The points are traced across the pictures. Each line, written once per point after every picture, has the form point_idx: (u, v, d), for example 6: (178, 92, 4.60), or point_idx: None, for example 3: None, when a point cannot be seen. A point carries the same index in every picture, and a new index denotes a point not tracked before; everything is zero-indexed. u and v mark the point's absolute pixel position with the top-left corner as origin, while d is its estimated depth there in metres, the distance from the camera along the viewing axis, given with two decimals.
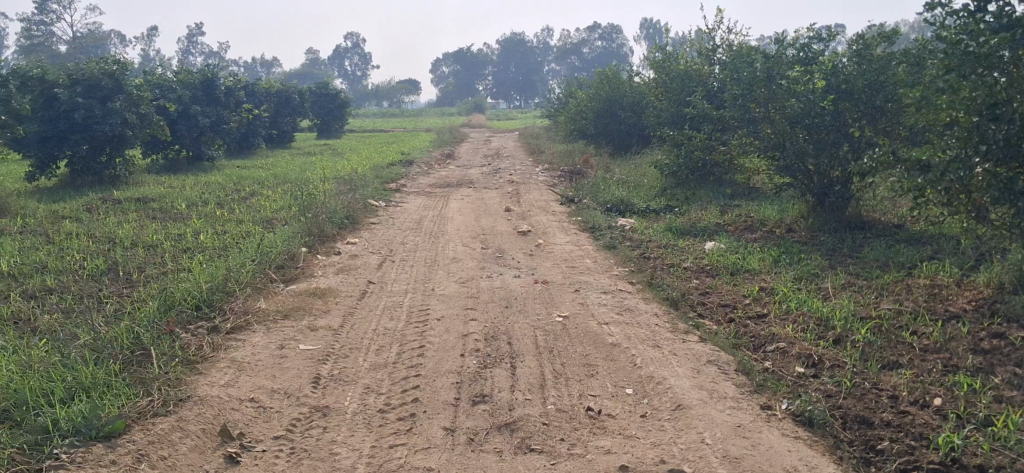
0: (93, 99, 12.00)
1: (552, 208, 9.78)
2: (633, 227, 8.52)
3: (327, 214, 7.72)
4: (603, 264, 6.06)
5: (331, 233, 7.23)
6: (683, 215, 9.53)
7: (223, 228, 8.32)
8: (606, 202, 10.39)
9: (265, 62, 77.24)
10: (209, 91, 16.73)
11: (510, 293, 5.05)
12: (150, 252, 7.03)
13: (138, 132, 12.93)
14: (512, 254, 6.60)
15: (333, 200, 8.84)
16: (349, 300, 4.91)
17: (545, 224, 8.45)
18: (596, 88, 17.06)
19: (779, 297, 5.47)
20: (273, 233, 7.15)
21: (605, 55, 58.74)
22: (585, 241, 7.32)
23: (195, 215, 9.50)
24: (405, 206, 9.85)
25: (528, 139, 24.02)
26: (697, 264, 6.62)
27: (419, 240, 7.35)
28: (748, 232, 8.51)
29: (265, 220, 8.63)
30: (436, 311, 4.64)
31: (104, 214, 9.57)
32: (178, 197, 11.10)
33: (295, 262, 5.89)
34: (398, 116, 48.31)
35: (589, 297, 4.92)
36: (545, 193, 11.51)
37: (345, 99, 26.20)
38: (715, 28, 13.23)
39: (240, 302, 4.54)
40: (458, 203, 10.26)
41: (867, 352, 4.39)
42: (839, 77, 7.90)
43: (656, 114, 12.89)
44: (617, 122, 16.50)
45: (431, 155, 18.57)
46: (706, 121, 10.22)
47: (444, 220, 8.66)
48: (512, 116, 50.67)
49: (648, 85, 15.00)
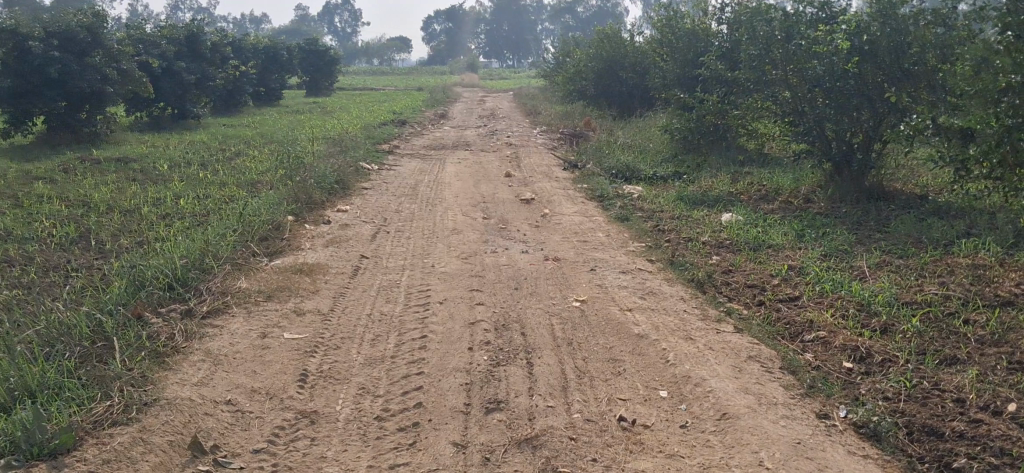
0: (70, 54, 11.42)
1: (555, 173, 9.30)
2: (642, 195, 8.06)
3: (317, 179, 7.24)
4: (617, 239, 5.59)
5: (321, 199, 6.75)
6: (692, 183, 9.07)
7: (207, 192, 7.82)
8: (610, 168, 9.92)
9: (254, 18, 76.10)
10: (194, 46, 16.10)
11: (518, 272, 4.58)
12: (126, 218, 6.53)
13: (120, 90, 12.36)
14: (516, 225, 6.13)
15: (323, 163, 8.35)
16: (340, 279, 4.44)
17: (548, 191, 7.98)
18: (595, 48, 16.52)
19: (812, 278, 5.01)
20: (259, 199, 6.66)
21: (600, 15, 57.87)
22: (593, 211, 6.85)
23: (178, 177, 8.98)
24: (400, 170, 9.36)
25: (523, 99, 23.43)
26: (714, 239, 6.16)
27: (416, 208, 6.86)
28: (763, 202, 8.05)
29: (250, 183, 8.12)
30: (437, 293, 4.16)
31: (80, 175, 9.05)
32: (160, 158, 10.57)
33: (280, 233, 5.41)
34: (390, 75, 47.57)
35: (607, 278, 4.46)
36: (545, 157, 11.02)
37: (335, 55, 25.53)
38: None
39: (219, 282, 4.05)
40: (456, 166, 9.77)
41: (920, 344, 3.94)
42: (864, 37, 7.41)
43: (661, 75, 12.38)
44: (618, 84, 15.98)
45: (424, 115, 18.02)
46: (716, 84, 9.73)
47: (441, 185, 8.19)
48: (505, 75, 49.90)
49: (651, 45, 14.46)
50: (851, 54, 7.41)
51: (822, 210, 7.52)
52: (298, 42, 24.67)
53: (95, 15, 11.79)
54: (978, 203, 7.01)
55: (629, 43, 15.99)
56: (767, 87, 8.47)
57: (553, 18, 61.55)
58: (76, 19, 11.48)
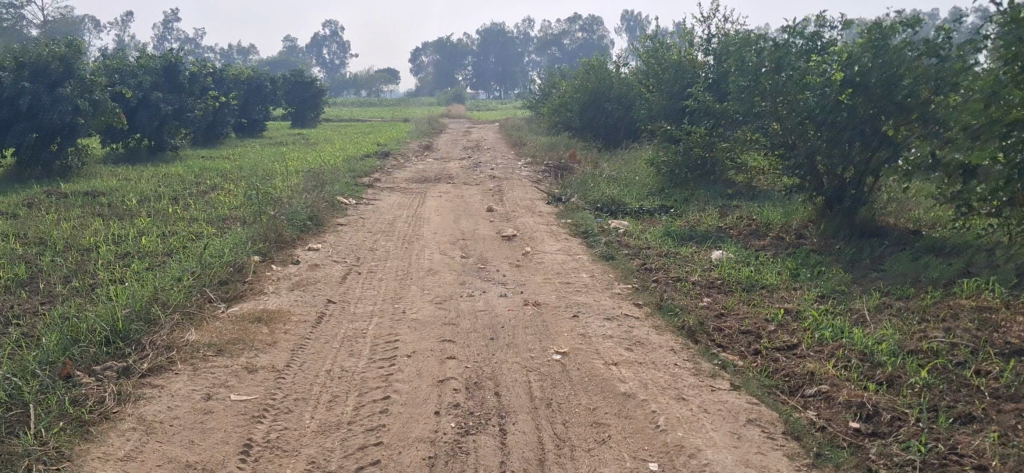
0: (41, 84, 11.10)
1: (538, 208, 8.99)
2: (628, 231, 7.76)
3: (289, 215, 6.90)
4: (602, 280, 5.26)
5: (291, 237, 6.41)
6: (679, 217, 8.79)
7: (174, 228, 7.48)
8: (595, 202, 9.61)
9: (241, 49, 76.06)
10: (171, 77, 15.78)
11: (494, 319, 4.24)
12: (84, 257, 6.17)
13: (93, 121, 12.04)
14: (495, 265, 5.79)
15: (297, 198, 8.02)
16: (300, 328, 4.09)
17: (531, 227, 7.67)
18: (581, 79, 16.26)
19: (810, 323, 4.69)
20: (226, 236, 6.32)
21: (586, 47, 58.02)
22: (576, 248, 6.53)
23: (147, 212, 8.64)
24: (377, 205, 9.05)
25: (509, 131, 23.21)
26: (704, 280, 5.83)
27: (391, 246, 6.53)
28: (754, 238, 7.75)
29: (220, 220, 7.78)
30: (406, 344, 3.81)
31: (45, 210, 8.70)
32: (131, 191, 10.23)
33: (243, 275, 5.07)
34: (376, 106, 47.39)
35: (591, 325, 4.12)
36: (530, 190, 10.72)
37: (320, 86, 25.28)
38: (710, 16, 12.45)
39: (165, 334, 3.70)
40: (436, 200, 9.46)
41: (930, 398, 3.61)
42: (855, 68, 7.12)
43: (647, 106, 12.13)
44: (604, 115, 15.72)
45: (408, 147, 17.73)
46: (704, 115, 9.46)
47: (420, 220, 7.88)
48: (492, 106, 49.82)
49: (637, 75, 14.22)
50: (843, 85, 7.14)
51: (814, 246, 7.22)
52: (282, 73, 24.42)
53: (69, 46, 11.47)
54: (976, 239, 6.71)
55: (616, 74, 15.77)
56: (757, 118, 8.18)
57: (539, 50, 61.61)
58: (48, 49, 11.18)
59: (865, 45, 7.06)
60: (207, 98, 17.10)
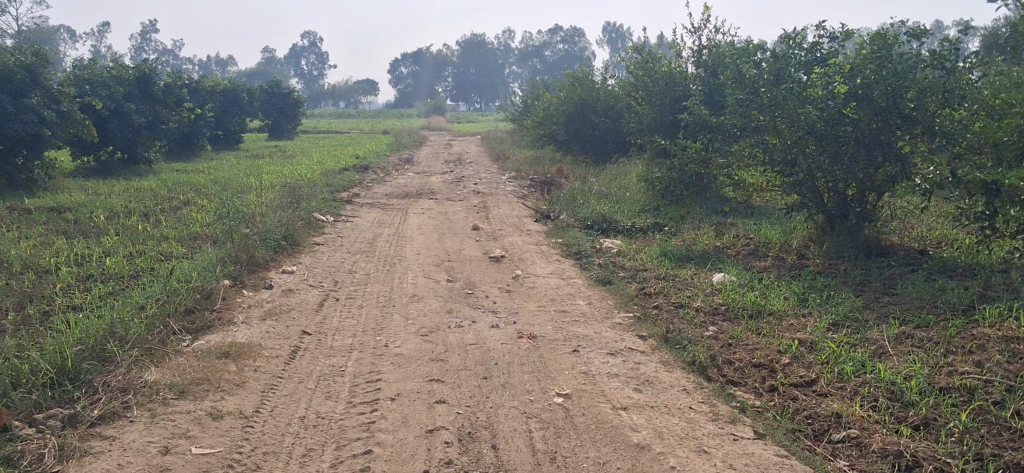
0: (5, 94, 10.65)
1: (526, 226, 8.63)
2: (621, 251, 7.41)
3: (264, 234, 6.50)
4: (602, 308, 4.88)
5: (265, 258, 6.01)
6: (673, 236, 8.49)
7: (141, 247, 7.07)
8: (584, 220, 9.26)
9: (220, 60, 75.54)
10: (145, 88, 15.32)
11: (486, 354, 3.85)
12: (42, 280, 5.76)
13: (61, 134, 11.59)
14: (484, 290, 5.42)
15: (273, 216, 7.62)
16: (272, 364, 3.68)
17: (519, 246, 7.31)
18: (566, 91, 16.00)
19: (827, 356, 4.33)
20: (196, 258, 5.92)
21: (567, 60, 57.84)
22: (570, 271, 6.16)
23: (114, 229, 8.20)
24: (358, 222, 8.66)
25: (490, 144, 22.92)
26: (707, 306, 5.47)
27: (372, 268, 6.14)
28: (753, 259, 7.42)
29: (192, 238, 7.37)
30: (390, 385, 3.42)
31: (7, 227, 8.27)
32: (99, 206, 9.79)
33: (211, 302, 4.65)
34: (356, 118, 46.97)
35: (593, 362, 3.74)
36: (516, 206, 10.37)
37: (298, 98, 24.85)
38: (700, 27, 12.16)
39: (122, 374, 3.25)
40: (418, 217, 9.08)
41: (973, 445, 3.24)
42: (858, 80, 6.76)
43: (636, 119, 11.81)
44: (589, 128, 15.43)
45: (389, 160, 17.36)
46: (697, 130, 9.15)
47: (403, 239, 7.50)
48: (472, 118, 49.60)
49: (624, 88, 13.91)
50: (847, 99, 6.83)
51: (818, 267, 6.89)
52: (259, 84, 23.97)
53: (36, 54, 11.05)
54: (987, 260, 6.38)
55: (601, 86, 15.50)
56: (754, 133, 7.86)
57: (520, 63, 61.50)
58: (14, 57, 10.76)
59: (868, 57, 6.77)
60: (181, 110, 16.66)
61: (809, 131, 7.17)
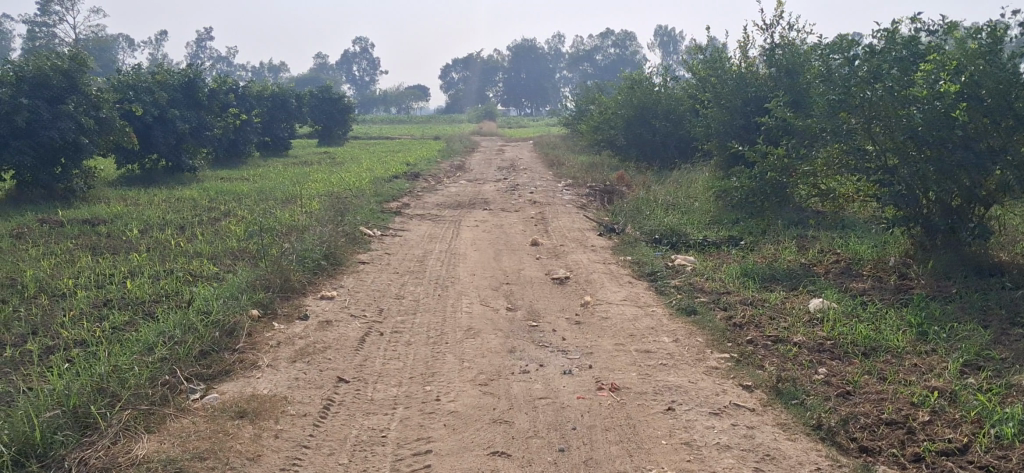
0: (41, 101, 10.15)
1: (589, 240, 7.89)
2: (697, 270, 6.65)
3: (302, 253, 5.84)
4: (690, 346, 4.12)
5: (301, 282, 5.33)
6: (752, 252, 7.69)
7: (171, 265, 6.46)
8: (651, 233, 8.49)
9: (274, 68, 75.99)
10: (190, 94, 14.79)
11: (560, 414, 3.12)
12: (55, 305, 5.16)
13: (101, 142, 11.08)
14: (550, 321, 4.68)
15: (314, 231, 6.97)
16: (298, 428, 2.99)
17: (584, 265, 6.57)
18: (624, 95, 15.28)
19: (977, 412, 3.51)
20: (225, 281, 5.28)
21: (619, 63, 56.86)
22: (645, 296, 5.41)
23: (146, 245, 7.62)
24: (406, 236, 7.99)
25: (544, 148, 22.26)
26: (810, 342, 4.66)
27: (422, 292, 5.43)
28: (847, 279, 6.59)
29: (227, 256, 6.75)
30: (442, 461, 2.70)
31: (36, 242, 7.76)
32: (135, 218, 9.24)
33: (233, 340, 3.99)
34: (407, 123, 46.50)
35: (697, 428, 2.99)
36: (576, 218, 9.64)
37: (349, 104, 24.34)
38: (772, 24, 11.25)
39: (104, 449, 2.64)
40: (472, 230, 8.40)
41: None
42: (965, 78, 5.83)
43: (704, 123, 10.97)
44: (650, 133, 14.63)
45: (440, 167, 16.71)
46: (776, 135, 8.32)
47: (456, 256, 6.81)
48: (524, 123, 49.04)
49: (688, 91, 13.06)
50: None
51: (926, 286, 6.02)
52: (310, 90, 23.51)
53: (74, 59, 10.56)
54: None
55: (662, 89, 14.73)
56: (846, 139, 7.01)
57: (571, 67, 60.75)
58: (50, 62, 10.27)
59: (976, 51, 5.87)
60: (228, 116, 16.17)
61: (909, 135, 6.32)
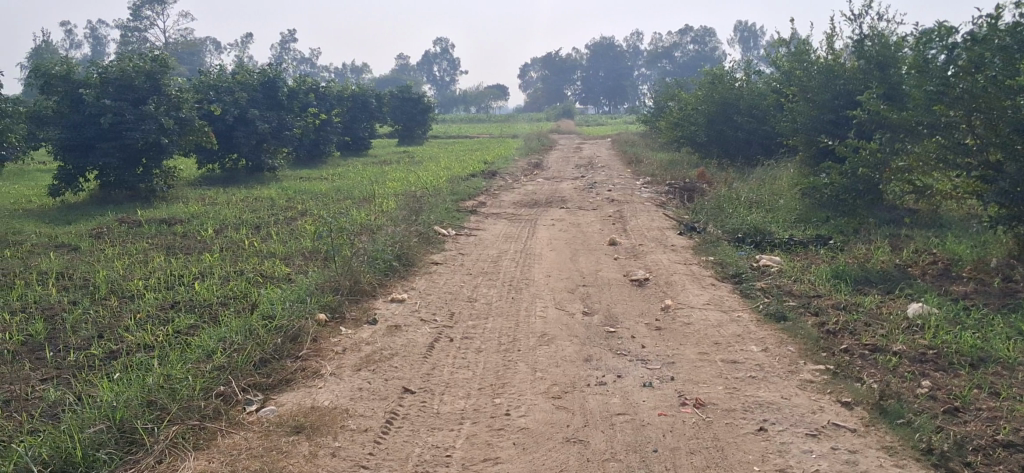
0: (124, 101, 10.22)
1: (669, 240, 7.59)
2: (784, 271, 6.30)
3: (373, 254, 5.69)
4: (780, 356, 3.83)
5: (372, 283, 5.17)
6: (842, 252, 7.30)
7: (243, 266, 6.38)
8: (735, 232, 8.15)
9: (354, 68, 76.95)
10: (270, 94, 14.76)
11: (641, 434, 2.87)
12: (124, 307, 5.09)
13: (182, 141, 11.14)
14: (629, 327, 4.42)
15: (387, 231, 6.82)
16: (358, 445, 2.80)
17: (665, 266, 6.28)
18: (705, 92, 14.88)
19: None
20: (294, 284, 5.15)
21: (699, 60, 55.99)
22: (731, 300, 5.10)
23: (221, 245, 7.57)
24: (481, 235, 7.81)
25: (622, 147, 21.91)
26: (912, 352, 4.32)
27: (494, 295, 5.22)
28: (946, 281, 6.18)
29: (299, 256, 6.65)
30: None
31: (114, 241, 7.79)
32: (212, 218, 9.24)
33: (297, 347, 3.83)
34: (485, 122, 46.49)
35: (792, 453, 2.73)
36: (655, 216, 9.33)
37: (428, 103, 24.32)
38: (861, 14, 10.78)
39: (149, 469, 2.53)
40: (548, 230, 8.17)
41: None
42: None
43: (790, 118, 10.55)
44: (732, 129, 14.19)
45: (517, 165, 16.53)
46: (869, 128, 7.89)
47: (530, 257, 6.59)
48: (602, 120, 48.65)
49: (773, 86, 12.62)
50: None
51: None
52: (389, 89, 23.55)
53: (156, 60, 10.61)
54: None
55: (745, 84, 14.29)
56: (946, 132, 6.58)
57: (650, 64, 60.04)
58: (134, 63, 10.33)
59: None
60: (308, 115, 16.22)
61: (1016, 128, 5.89)
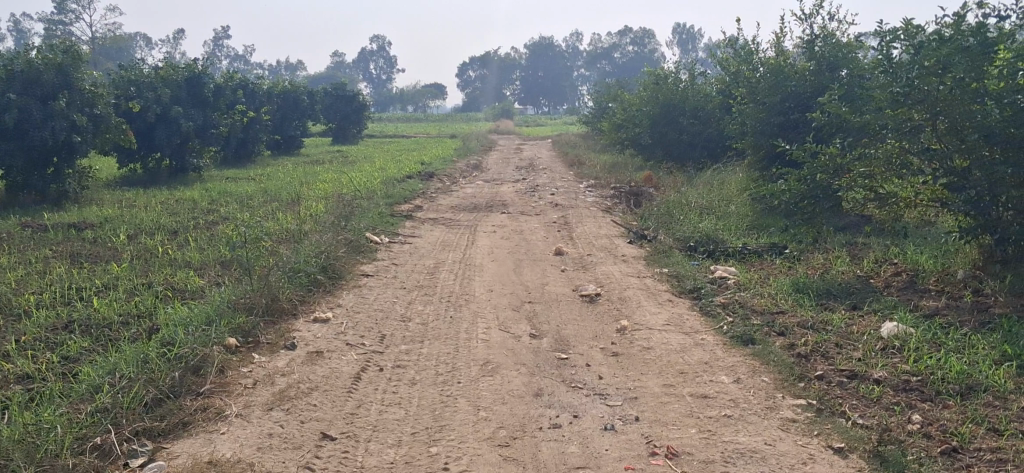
0: (30, 97, 9.41)
1: (618, 249, 7.16)
2: (742, 284, 5.90)
3: (295, 268, 5.13)
4: (754, 390, 3.39)
5: (292, 302, 4.62)
6: (798, 262, 6.95)
7: (153, 277, 5.76)
8: (685, 240, 7.75)
9: (290, 66, 75.56)
10: (195, 90, 13.98)
11: None
12: (7, 327, 4.45)
13: (97, 140, 10.38)
14: (582, 353, 3.95)
15: (313, 239, 6.25)
16: None
17: (616, 279, 5.83)
18: (648, 92, 14.51)
19: None
20: (205, 302, 4.57)
21: (638, 62, 55.95)
22: (690, 319, 4.66)
23: (132, 253, 6.92)
24: (417, 243, 7.27)
25: (562, 148, 21.53)
26: (893, 379, 3.93)
27: (431, 313, 4.70)
28: (912, 294, 5.85)
29: (216, 267, 6.05)
30: None
31: (13, 249, 7.08)
32: (126, 222, 8.56)
33: (199, 380, 3.28)
34: (423, 122, 45.79)
35: None
36: (602, 223, 8.90)
37: (364, 102, 23.67)
38: (809, 14, 10.46)
39: None
40: (489, 237, 7.67)
41: None
42: None
43: (738, 120, 10.20)
44: (677, 131, 13.85)
45: (457, 167, 16.03)
46: (825, 133, 7.55)
47: (470, 268, 6.09)
48: (542, 122, 48.41)
49: (719, 87, 12.28)
50: None
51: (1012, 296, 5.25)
52: (323, 87, 22.82)
53: (68, 52, 9.78)
54: None
55: (689, 85, 13.96)
56: None
57: (590, 65, 59.90)
58: (42, 56, 9.51)
59: None
60: (236, 113, 15.48)
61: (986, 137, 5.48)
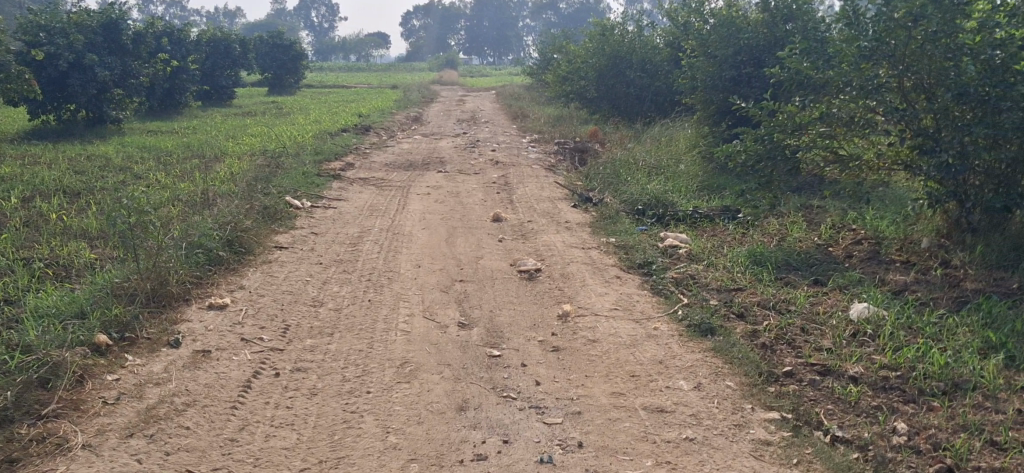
0: None
1: (561, 214, 6.60)
2: (694, 255, 5.37)
3: (191, 242, 4.48)
4: (718, 400, 2.89)
5: (185, 284, 4.00)
6: (754, 227, 6.45)
7: (35, 250, 5.06)
8: (633, 203, 7.20)
9: (228, 13, 73.33)
10: (111, 37, 12.79)
11: None
12: None
13: None
14: (518, 349, 3.39)
15: (221, 206, 5.57)
16: None
17: (557, 252, 5.26)
18: (595, 43, 13.85)
19: None
20: (81, 286, 3.93)
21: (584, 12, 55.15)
22: (641, 303, 4.12)
23: (21, 219, 6.19)
24: (342, 208, 6.63)
25: (505, 100, 20.86)
26: (871, 375, 3.43)
27: (347, 296, 4.10)
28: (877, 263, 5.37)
29: (109, 237, 5.36)
30: None
31: None
32: (24, 183, 7.77)
33: (46, 398, 2.70)
34: (365, 72, 44.63)
35: None
36: (544, 183, 8.33)
37: (300, 50, 22.68)
38: None
39: None
40: (422, 200, 7.05)
41: None
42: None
43: (688, 72, 9.63)
44: (624, 85, 13.25)
45: (395, 119, 15.30)
46: (783, 89, 7.02)
47: (397, 238, 5.48)
48: (486, 72, 47.56)
49: (669, 38, 11.68)
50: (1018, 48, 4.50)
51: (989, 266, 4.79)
52: (256, 34, 21.76)
53: None
54: None
55: (637, 36, 13.35)
56: None
57: (536, 14, 58.91)
58: None
59: None
60: (159, 61, 14.53)
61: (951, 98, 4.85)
